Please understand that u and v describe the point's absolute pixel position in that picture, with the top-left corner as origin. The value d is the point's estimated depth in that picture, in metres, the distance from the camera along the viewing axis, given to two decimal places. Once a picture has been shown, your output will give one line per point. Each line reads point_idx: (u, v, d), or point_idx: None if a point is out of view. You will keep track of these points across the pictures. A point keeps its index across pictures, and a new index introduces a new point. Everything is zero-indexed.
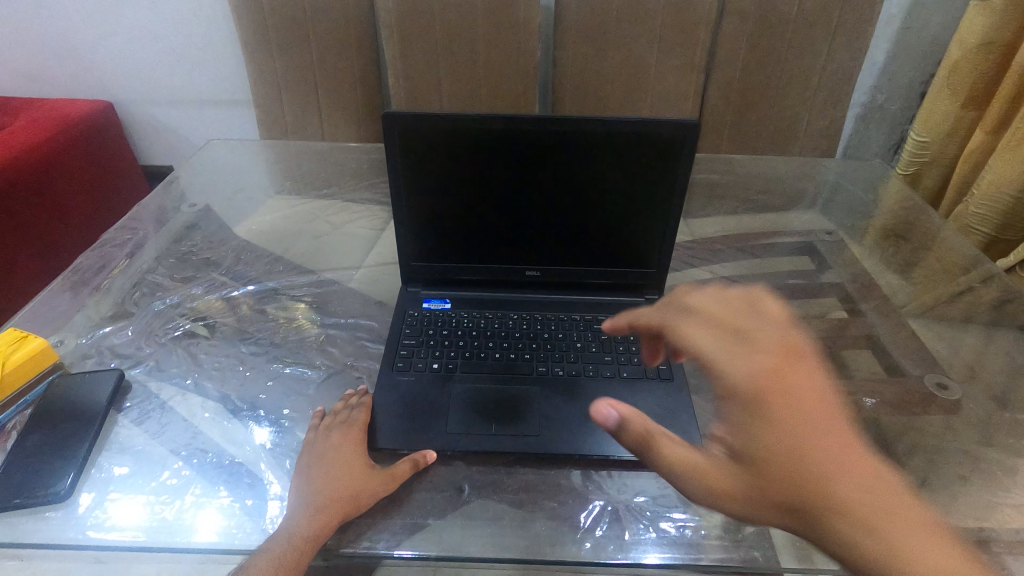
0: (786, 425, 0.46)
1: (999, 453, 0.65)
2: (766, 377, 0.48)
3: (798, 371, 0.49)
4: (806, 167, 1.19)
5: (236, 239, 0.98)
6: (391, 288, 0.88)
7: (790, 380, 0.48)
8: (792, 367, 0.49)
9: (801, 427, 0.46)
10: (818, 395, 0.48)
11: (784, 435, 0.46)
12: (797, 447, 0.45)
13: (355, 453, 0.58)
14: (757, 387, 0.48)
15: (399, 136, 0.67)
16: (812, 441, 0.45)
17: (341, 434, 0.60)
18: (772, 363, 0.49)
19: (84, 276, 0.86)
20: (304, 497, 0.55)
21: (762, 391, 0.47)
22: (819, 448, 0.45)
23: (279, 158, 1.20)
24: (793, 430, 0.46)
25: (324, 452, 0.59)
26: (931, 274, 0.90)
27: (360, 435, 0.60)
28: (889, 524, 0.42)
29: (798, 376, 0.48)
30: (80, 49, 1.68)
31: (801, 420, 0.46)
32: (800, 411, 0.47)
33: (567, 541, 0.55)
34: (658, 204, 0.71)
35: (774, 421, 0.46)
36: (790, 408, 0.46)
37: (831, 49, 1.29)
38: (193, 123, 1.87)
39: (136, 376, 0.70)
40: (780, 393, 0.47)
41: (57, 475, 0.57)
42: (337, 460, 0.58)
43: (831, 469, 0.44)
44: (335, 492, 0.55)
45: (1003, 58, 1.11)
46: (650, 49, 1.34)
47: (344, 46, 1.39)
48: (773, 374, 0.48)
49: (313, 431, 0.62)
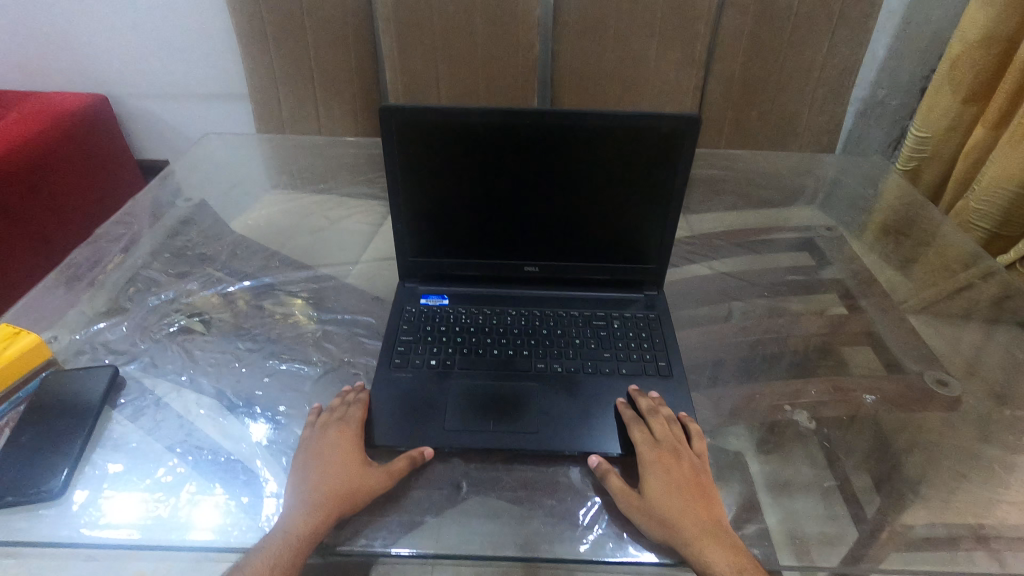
0: (677, 502, 0.54)
1: (999, 450, 0.64)
2: (659, 460, 0.57)
3: (685, 458, 0.58)
4: (806, 163, 1.18)
5: (232, 234, 0.97)
6: (388, 283, 0.87)
7: (680, 466, 0.57)
8: (679, 455, 0.58)
9: (690, 503, 0.54)
10: (699, 478, 0.57)
11: (699, 518, 0.53)
12: (689, 521, 0.53)
13: (352, 451, 0.57)
14: (653, 468, 0.56)
15: (396, 129, 0.66)
16: (694, 514, 0.54)
17: (337, 431, 0.59)
18: (665, 451, 0.58)
19: (78, 271, 0.85)
20: (299, 494, 0.54)
21: (657, 471, 0.56)
22: (700, 519, 0.53)
23: (276, 152, 1.19)
24: (682, 506, 0.54)
25: (320, 450, 0.58)
26: (931, 270, 0.90)
27: (357, 430, 0.60)
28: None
29: (685, 463, 0.57)
30: (74, 42, 1.67)
31: (688, 497, 0.55)
32: (688, 492, 0.55)
33: (565, 539, 0.54)
34: (658, 200, 0.71)
35: (667, 497, 0.54)
36: (678, 488, 0.55)
37: (831, 43, 1.28)
38: (190, 117, 1.85)
39: (131, 372, 0.70)
40: (672, 475, 0.56)
41: (50, 472, 0.56)
42: (333, 458, 0.57)
43: (708, 536, 0.52)
44: (331, 491, 0.54)
45: (1004, 53, 1.11)
46: (649, 44, 1.33)
47: (342, 39, 1.37)
48: (666, 461, 0.57)
49: (309, 428, 0.61)
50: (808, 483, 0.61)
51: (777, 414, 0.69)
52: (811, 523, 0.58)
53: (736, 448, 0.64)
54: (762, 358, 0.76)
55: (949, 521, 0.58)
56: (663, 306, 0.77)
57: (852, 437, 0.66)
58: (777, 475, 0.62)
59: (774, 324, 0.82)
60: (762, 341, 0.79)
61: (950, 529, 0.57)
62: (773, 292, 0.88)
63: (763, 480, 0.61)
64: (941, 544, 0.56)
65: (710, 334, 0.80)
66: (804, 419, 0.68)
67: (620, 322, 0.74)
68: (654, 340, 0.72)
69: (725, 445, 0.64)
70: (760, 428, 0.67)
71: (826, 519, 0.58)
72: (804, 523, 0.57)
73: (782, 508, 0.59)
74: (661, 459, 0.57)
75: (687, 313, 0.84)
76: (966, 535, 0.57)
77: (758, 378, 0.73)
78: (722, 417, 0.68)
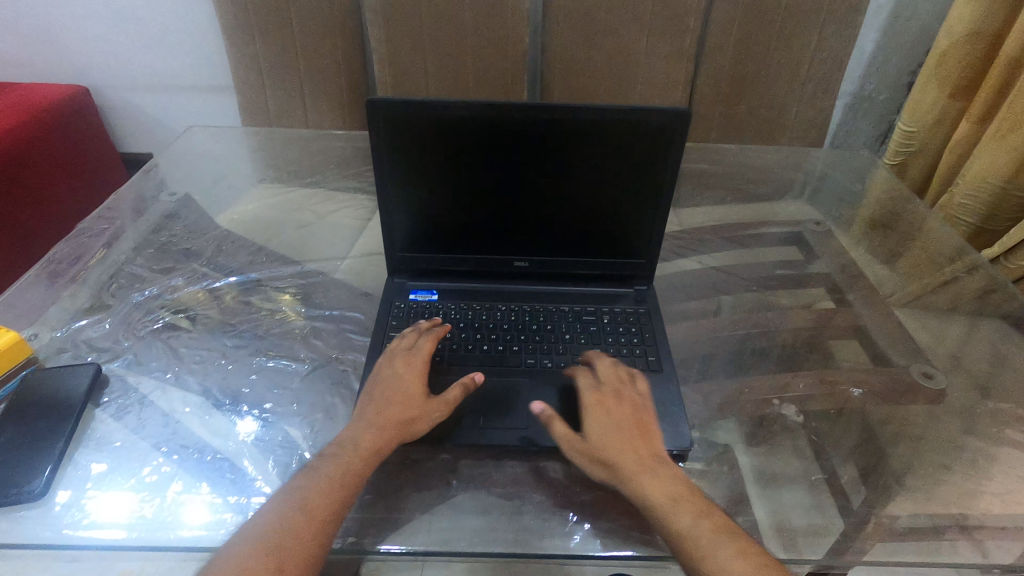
0: (617, 439, 0.55)
1: (981, 441, 0.65)
2: (601, 403, 0.59)
3: (626, 398, 0.59)
4: (795, 157, 1.19)
5: (218, 228, 0.96)
6: (377, 279, 0.87)
7: (619, 405, 0.59)
8: (620, 396, 0.60)
9: (629, 439, 0.56)
10: (641, 417, 0.58)
11: (639, 452, 0.55)
12: (627, 455, 0.54)
13: (415, 378, 0.61)
14: (593, 410, 0.58)
15: (384, 123, 0.65)
16: (632, 449, 0.55)
17: (405, 361, 0.63)
18: (605, 394, 0.60)
19: (59, 267, 0.83)
20: (365, 416, 0.58)
21: (597, 412, 0.58)
22: (639, 453, 0.55)
23: (262, 145, 1.18)
24: (620, 442, 0.55)
25: (388, 376, 0.61)
26: (917, 265, 0.91)
27: (421, 377, 0.62)
28: (679, 510, 0.51)
29: (626, 403, 0.59)
30: (53, 32, 1.63)
31: (627, 434, 0.56)
32: (628, 428, 0.56)
33: (556, 534, 0.54)
34: (649, 195, 0.70)
35: (607, 435, 0.56)
36: (617, 425, 0.57)
37: (821, 37, 1.28)
38: (174, 110, 1.82)
39: (115, 370, 0.69)
40: (612, 415, 0.57)
41: (32, 472, 0.55)
42: (398, 384, 0.60)
43: (647, 469, 0.53)
44: (394, 414, 0.58)
45: (990, 48, 1.12)
46: (640, 37, 1.32)
47: (329, 30, 1.36)
48: (605, 402, 0.59)
49: (381, 356, 0.65)
50: (795, 476, 0.62)
51: (766, 408, 0.69)
52: (797, 514, 0.58)
53: (724, 440, 0.65)
54: (751, 352, 0.77)
55: (933, 511, 0.59)
56: (653, 300, 0.77)
57: (839, 430, 0.67)
58: (764, 467, 0.62)
59: (763, 318, 0.82)
60: (752, 335, 0.79)
61: (934, 519, 0.58)
62: (762, 286, 0.89)
63: (751, 472, 0.62)
64: (925, 533, 0.57)
65: (699, 328, 0.80)
66: (792, 413, 0.69)
67: (610, 317, 0.74)
68: (644, 335, 0.72)
69: (714, 438, 0.65)
70: (749, 422, 0.67)
71: (812, 510, 0.59)
72: (791, 514, 0.58)
73: (770, 500, 0.59)
74: (602, 402, 0.59)
75: (677, 307, 0.84)
76: (950, 525, 0.58)
77: (747, 372, 0.74)
78: (712, 411, 0.68)
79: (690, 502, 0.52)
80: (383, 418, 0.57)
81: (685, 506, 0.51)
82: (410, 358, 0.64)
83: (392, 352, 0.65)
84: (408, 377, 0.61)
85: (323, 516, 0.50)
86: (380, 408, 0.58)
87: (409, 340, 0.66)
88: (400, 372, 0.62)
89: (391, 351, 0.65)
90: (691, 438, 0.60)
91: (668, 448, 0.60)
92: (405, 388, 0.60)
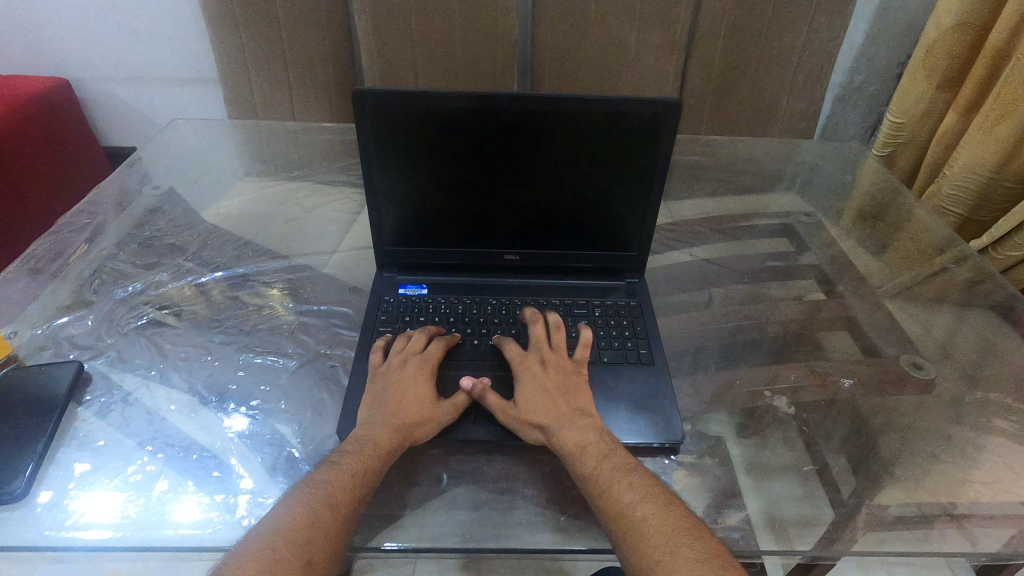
0: (541, 401, 0.60)
1: (968, 430, 0.66)
2: (531, 368, 0.63)
3: (552, 363, 0.64)
4: (785, 149, 1.19)
5: (203, 223, 0.94)
6: (366, 273, 0.86)
7: (546, 371, 0.63)
8: (545, 361, 0.64)
9: (552, 401, 0.60)
10: (570, 379, 0.63)
11: (560, 412, 0.59)
12: (549, 414, 0.59)
13: (426, 389, 0.61)
14: (524, 377, 0.62)
15: (370, 114, 0.64)
16: (553, 408, 0.59)
17: (415, 367, 0.63)
18: (531, 361, 0.64)
19: (39, 263, 0.82)
20: (379, 417, 0.58)
21: (527, 378, 0.62)
22: (559, 412, 0.59)
23: (248, 138, 1.16)
24: (549, 405, 0.60)
25: (399, 381, 0.61)
26: (907, 255, 0.91)
27: (432, 385, 0.61)
28: (586, 457, 0.55)
29: (552, 368, 0.64)
30: (31, 21, 1.58)
31: (552, 397, 0.60)
32: (555, 392, 0.61)
33: (546, 529, 0.54)
34: (639, 185, 0.70)
35: (534, 396, 0.60)
36: (546, 391, 0.61)
37: (811, 28, 1.27)
38: (158, 102, 1.79)
39: (98, 368, 0.67)
40: (540, 379, 0.62)
41: (13, 472, 0.54)
42: (410, 389, 0.60)
43: (564, 422, 0.58)
44: (405, 413, 0.58)
45: (977, 38, 1.12)
46: (630, 28, 1.31)
47: (316, 21, 1.34)
48: (531, 369, 0.63)
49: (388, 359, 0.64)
50: (784, 465, 0.62)
51: (757, 400, 0.69)
52: (789, 505, 0.58)
53: (715, 432, 0.65)
54: (742, 344, 0.77)
55: (920, 499, 0.59)
56: (644, 293, 0.76)
57: (830, 422, 0.67)
58: (755, 458, 0.62)
59: (753, 309, 0.82)
60: (743, 327, 0.79)
61: (922, 506, 0.58)
62: (753, 277, 0.89)
63: (742, 463, 0.62)
64: (914, 521, 0.57)
65: (690, 320, 0.80)
66: (783, 405, 0.69)
67: (601, 310, 0.74)
68: (636, 328, 0.71)
69: (704, 430, 0.65)
70: (740, 412, 0.67)
71: (802, 500, 0.59)
72: (783, 506, 0.58)
73: (762, 492, 0.59)
74: (529, 367, 0.63)
75: (668, 299, 0.84)
76: (938, 513, 0.58)
77: (738, 363, 0.74)
78: (703, 404, 0.68)
79: (596, 446, 0.56)
80: (391, 423, 0.57)
81: (591, 452, 0.56)
82: (416, 361, 0.63)
83: (395, 355, 0.64)
84: (415, 381, 0.61)
85: (344, 511, 0.50)
86: (388, 413, 0.58)
87: (415, 341, 0.66)
88: (406, 376, 0.61)
89: (395, 353, 0.64)
90: (682, 430, 0.60)
91: (659, 440, 0.60)
92: (412, 392, 0.60)
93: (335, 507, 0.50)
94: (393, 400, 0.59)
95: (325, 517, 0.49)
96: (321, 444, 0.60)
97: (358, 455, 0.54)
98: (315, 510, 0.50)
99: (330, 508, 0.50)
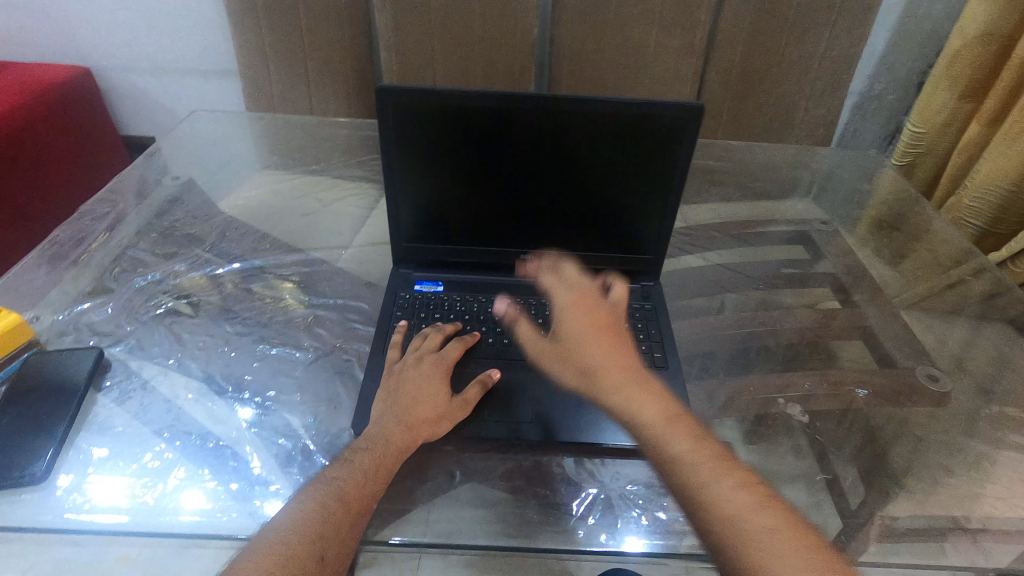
0: (591, 337, 0.57)
1: (981, 444, 0.65)
2: (579, 305, 0.61)
3: (605, 304, 0.62)
4: (802, 155, 1.18)
5: (221, 214, 0.95)
6: (381, 268, 0.86)
7: (597, 309, 0.61)
8: (598, 300, 0.62)
9: (606, 338, 0.57)
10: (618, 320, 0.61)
11: (610, 348, 0.56)
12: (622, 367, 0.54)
13: (438, 383, 0.61)
14: (574, 313, 0.60)
15: (392, 112, 0.65)
16: (609, 350, 0.56)
17: (431, 363, 0.63)
18: (584, 297, 0.62)
19: (62, 249, 0.83)
20: (393, 414, 0.58)
21: (577, 315, 0.60)
22: (614, 354, 0.56)
23: (267, 131, 1.17)
24: (597, 342, 0.57)
25: (414, 378, 0.61)
26: (923, 267, 0.90)
27: (445, 380, 0.62)
28: (675, 436, 0.48)
29: (604, 307, 0.61)
30: (55, 9, 1.60)
31: (604, 334, 0.58)
32: (606, 330, 0.58)
33: (559, 529, 0.54)
34: (658, 190, 0.70)
35: (582, 336, 0.58)
36: (599, 330, 0.58)
37: (833, 34, 1.26)
38: (177, 93, 1.81)
39: (117, 355, 0.68)
40: (592, 318, 0.59)
41: (32, 456, 0.55)
42: (420, 383, 0.60)
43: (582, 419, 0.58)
44: (421, 413, 0.58)
45: (1002, 49, 1.11)
46: (650, 30, 1.31)
47: (336, 17, 1.34)
48: (583, 303, 0.61)
49: (400, 361, 0.64)
50: (791, 472, 0.62)
51: (772, 407, 0.69)
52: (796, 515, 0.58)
53: (725, 438, 0.64)
54: (755, 351, 0.76)
55: (932, 513, 0.59)
56: (659, 297, 0.76)
57: (843, 431, 0.67)
58: (764, 466, 0.62)
59: (767, 316, 0.82)
60: (756, 333, 0.79)
61: (932, 520, 0.58)
62: (767, 284, 0.88)
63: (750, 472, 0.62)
64: (925, 534, 0.57)
65: (704, 325, 0.80)
66: (797, 412, 0.68)
67: None
68: (650, 331, 0.71)
69: (716, 436, 0.65)
70: (750, 419, 0.67)
71: (808, 509, 0.59)
72: None
73: None
74: (579, 304, 0.61)
75: (682, 304, 0.84)
76: (951, 527, 0.57)
77: (751, 370, 0.74)
78: (716, 409, 0.68)
79: (683, 423, 0.49)
80: (405, 419, 0.57)
81: (683, 432, 0.48)
82: (431, 359, 0.63)
83: (411, 353, 0.65)
84: (428, 377, 0.61)
85: (359, 508, 0.51)
86: (401, 410, 0.58)
87: (431, 341, 0.66)
88: (420, 373, 0.62)
89: (412, 351, 0.65)
90: None
91: None
92: (424, 388, 0.60)
93: (348, 505, 0.50)
94: (407, 395, 0.59)
95: (337, 513, 0.50)
96: (335, 437, 0.61)
97: (371, 452, 0.55)
98: (327, 506, 0.50)
99: (343, 505, 0.50)
